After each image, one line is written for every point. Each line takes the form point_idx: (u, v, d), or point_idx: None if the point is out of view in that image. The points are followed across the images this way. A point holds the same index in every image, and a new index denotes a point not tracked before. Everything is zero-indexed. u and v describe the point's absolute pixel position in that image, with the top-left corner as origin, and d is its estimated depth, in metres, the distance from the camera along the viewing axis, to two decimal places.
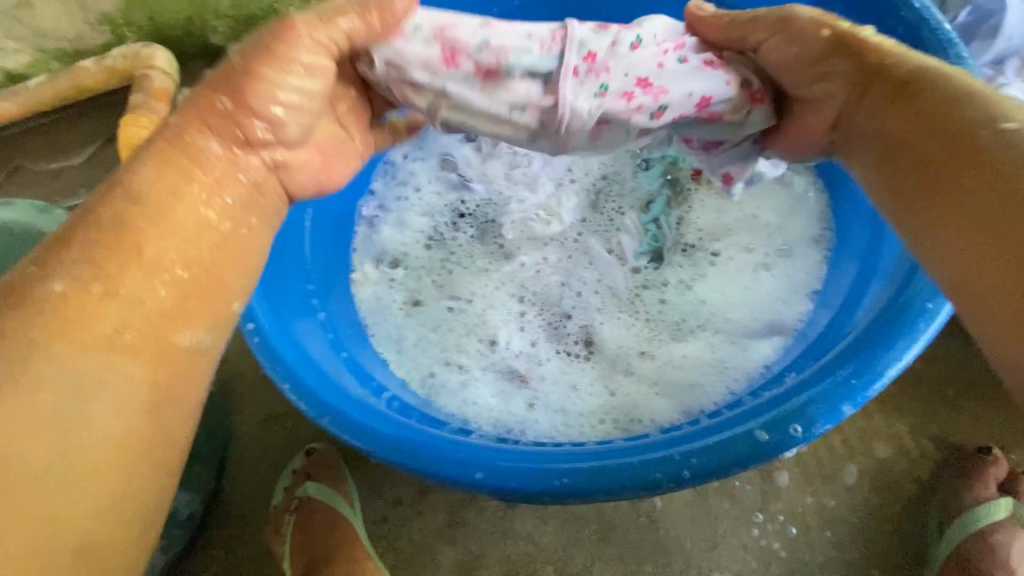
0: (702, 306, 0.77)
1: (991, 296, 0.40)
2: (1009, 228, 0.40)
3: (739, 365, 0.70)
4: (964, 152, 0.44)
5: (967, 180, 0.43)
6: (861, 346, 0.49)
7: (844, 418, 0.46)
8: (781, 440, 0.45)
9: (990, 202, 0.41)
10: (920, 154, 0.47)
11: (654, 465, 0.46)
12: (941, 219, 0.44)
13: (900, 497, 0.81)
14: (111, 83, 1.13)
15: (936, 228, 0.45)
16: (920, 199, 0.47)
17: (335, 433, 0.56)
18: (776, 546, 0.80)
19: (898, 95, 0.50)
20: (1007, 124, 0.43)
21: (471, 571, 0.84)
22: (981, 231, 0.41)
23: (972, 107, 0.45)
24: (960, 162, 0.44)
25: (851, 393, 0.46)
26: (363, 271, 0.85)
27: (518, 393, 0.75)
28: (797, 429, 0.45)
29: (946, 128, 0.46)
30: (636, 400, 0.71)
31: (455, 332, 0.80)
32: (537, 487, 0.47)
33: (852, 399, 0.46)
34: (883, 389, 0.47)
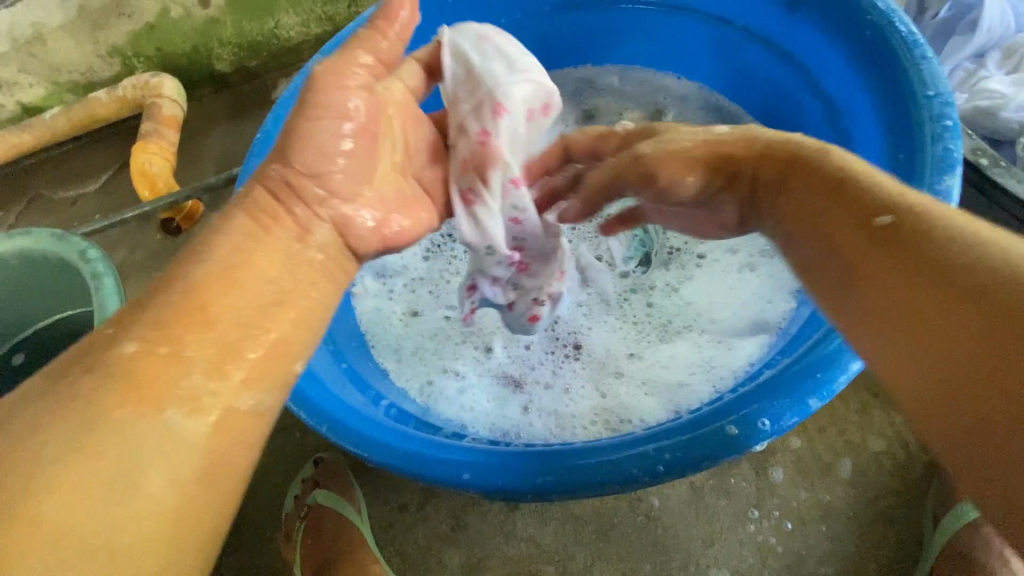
0: (689, 308, 0.79)
1: (932, 407, 0.36)
2: (943, 326, 0.36)
3: (725, 364, 0.72)
4: (871, 245, 0.42)
5: (879, 272, 0.41)
6: (829, 341, 0.51)
7: (811, 410, 0.49)
8: (751, 433, 0.48)
9: (906, 294, 0.39)
10: (837, 242, 0.45)
11: (630, 460, 0.49)
12: (868, 315, 0.42)
13: (892, 490, 0.82)
14: (123, 111, 1.19)
15: (874, 327, 0.41)
16: (850, 295, 0.44)
17: (335, 438, 0.59)
18: (773, 540, 0.82)
19: (787, 183, 0.51)
20: (886, 215, 0.42)
21: (475, 572, 0.86)
22: (918, 331, 0.38)
23: (861, 191, 0.45)
24: (867, 256, 0.42)
25: (818, 386, 0.49)
26: (362, 284, 0.89)
27: (512, 398, 0.78)
28: (766, 422, 0.48)
29: (844, 221, 0.45)
30: (626, 401, 0.73)
31: (452, 340, 0.83)
32: (519, 485, 0.50)
33: (819, 392, 0.49)
34: (848, 381, 0.49)
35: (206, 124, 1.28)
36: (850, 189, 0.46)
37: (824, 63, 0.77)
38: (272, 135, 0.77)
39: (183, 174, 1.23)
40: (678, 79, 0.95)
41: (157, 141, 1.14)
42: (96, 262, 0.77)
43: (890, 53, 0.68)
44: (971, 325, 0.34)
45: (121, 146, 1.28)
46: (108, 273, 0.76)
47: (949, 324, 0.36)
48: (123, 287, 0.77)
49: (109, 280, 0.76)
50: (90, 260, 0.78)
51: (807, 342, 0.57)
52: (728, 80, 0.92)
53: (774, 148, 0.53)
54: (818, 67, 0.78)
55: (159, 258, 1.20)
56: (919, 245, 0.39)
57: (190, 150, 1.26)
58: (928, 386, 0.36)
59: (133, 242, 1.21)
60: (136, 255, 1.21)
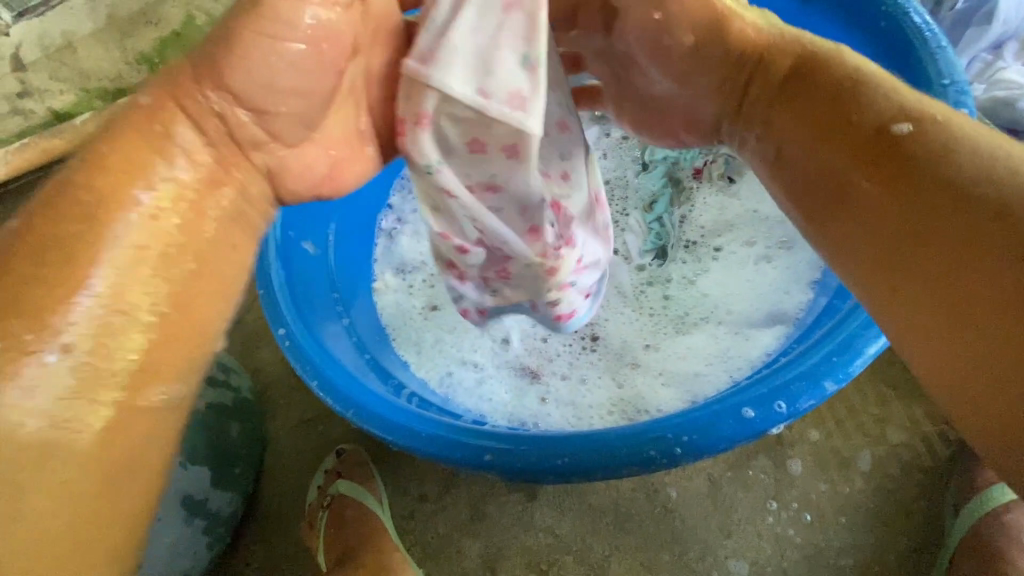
0: (705, 299, 0.80)
1: (917, 318, 0.38)
2: (939, 239, 0.38)
3: (741, 355, 0.73)
4: (875, 154, 0.43)
5: (873, 190, 0.42)
6: (847, 329, 0.52)
7: (826, 394, 0.49)
8: (767, 417, 0.49)
9: (901, 210, 0.40)
10: (830, 156, 0.46)
11: (647, 442, 0.50)
12: (856, 227, 0.43)
13: (915, 483, 0.82)
14: None
15: (863, 240, 0.42)
16: (839, 206, 0.45)
17: (359, 422, 0.61)
18: (791, 532, 0.82)
19: (780, 98, 0.50)
20: (903, 124, 0.42)
21: (494, 562, 0.88)
22: (912, 243, 0.39)
23: (863, 105, 0.45)
24: (866, 167, 0.43)
25: (834, 370, 0.50)
26: (383, 280, 0.91)
27: (530, 389, 0.79)
28: (782, 406, 0.49)
29: (851, 128, 0.45)
30: (643, 392, 0.74)
31: (471, 333, 0.85)
32: (539, 466, 0.52)
33: (835, 376, 0.50)
34: (864, 366, 0.50)
35: None
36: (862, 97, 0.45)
37: None
38: None
39: None
40: None
41: None
42: None
43: (905, 43, 0.68)
44: (964, 244, 0.37)
45: None
46: None
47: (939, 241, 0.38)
48: None
49: None
50: None
51: (820, 331, 0.59)
52: None
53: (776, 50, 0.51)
54: None
55: None
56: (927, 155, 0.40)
57: None
58: (912, 295, 0.38)
59: None
60: None
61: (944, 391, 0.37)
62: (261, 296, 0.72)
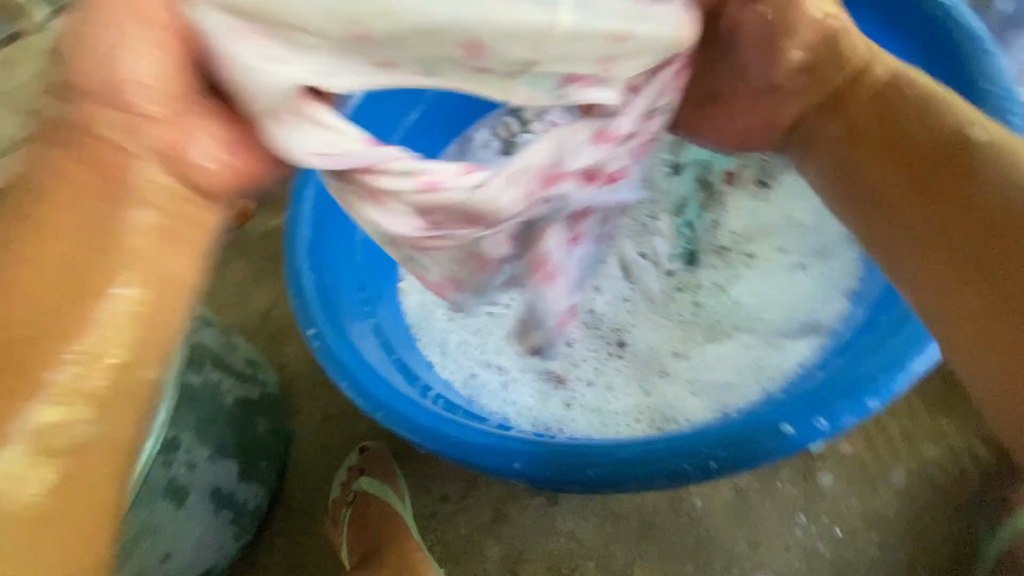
0: (736, 307, 0.78)
1: (964, 313, 0.46)
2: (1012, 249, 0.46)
3: (773, 365, 0.72)
4: (929, 173, 0.51)
5: (956, 209, 0.49)
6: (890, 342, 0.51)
7: (869, 412, 0.48)
8: (806, 433, 0.48)
9: (985, 209, 0.47)
10: (916, 162, 0.52)
11: (681, 456, 0.49)
12: (910, 232, 0.51)
13: (952, 501, 0.79)
14: None
15: (924, 247, 0.50)
16: (909, 205, 0.52)
17: (388, 422, 0.61)
18: (820, 546, 0.80)
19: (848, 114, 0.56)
20: (982, 137, 0.50)
21: (516, 563, 0.88)
22: (984, 250, 0.47)
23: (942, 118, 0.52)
24: (917, 184, 0.51)
25: (877, 388, 0.49)
26: (410, 280, 0.92)
27: (555, 393, 0.79)
28: (823, 423, 0.48)
29: (915, 144, 0.53)
30: (671, 399, 0.74)
31: (498, 334, 0.85)
32: (570, 476, 0.51)
33: (877, 394, 0.48)
34: (908, 383, 0.49)
35: None
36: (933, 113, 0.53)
37: None
38: None
39: None
40: None
41: None
42: None
43: (951, 46, 0.67)
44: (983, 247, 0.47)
45: None
46: None
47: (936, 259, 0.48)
48: None
49: None
50: None
51: (861, 346, 0.57)
52: None
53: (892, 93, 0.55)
54: None
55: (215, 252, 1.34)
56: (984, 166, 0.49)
57: None
58: (987, 301, 0.45)
59: None
60: None
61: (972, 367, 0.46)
62: (293, 296, 0.74)
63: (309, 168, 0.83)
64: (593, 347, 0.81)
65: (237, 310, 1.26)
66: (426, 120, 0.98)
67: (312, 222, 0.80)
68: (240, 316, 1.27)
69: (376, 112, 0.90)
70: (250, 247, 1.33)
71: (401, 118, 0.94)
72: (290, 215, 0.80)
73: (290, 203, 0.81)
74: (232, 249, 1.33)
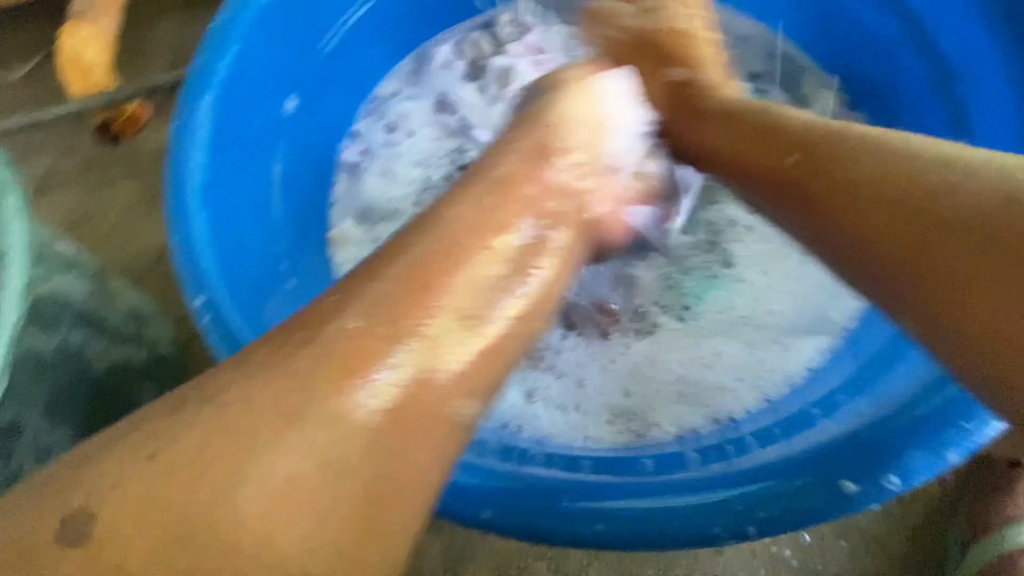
0: (735, 289, 0.68)
1: (992, 305, 0.37)
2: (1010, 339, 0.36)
3: (776, 368, 0.61)
4: (823, 187, 0.45)
5: (946, 250, 0.39)
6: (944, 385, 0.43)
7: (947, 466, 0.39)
8: (872, 491, 0.39)
9: (937, 235, 0.39)
10: (868, 203, 0.43)
11: (710, 514, 0.38)
12: (982, 255, 0.37)
13: (925, 500, 0.76)
14: None
15: (887, 274, 0.41)
16: (934, 254, 0.39)
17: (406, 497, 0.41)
18: (787, 553, 0.74)
19: (683, 103, 0.59)
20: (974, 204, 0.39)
21: (457, 564, 0.76)
22: (916, 235, 0.40)
23: (884, 144, 0.44)
24: (885, 206, 0.42)
25: (955, 440, 0.39)
26: (342, 229, 0.76)
27: (516, 384, 0.65)
28: (893, 480, 0.39)
29: (895, 187, 0.42)
30: (653, 400, 0.62)
31: (587, 404, 0.63)
32: (564, 530, 0.39)
33: (957, 446, 0.39)
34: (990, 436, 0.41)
35: (157, 12, 1.16)
36: (782, 118, 0.51)
37: (945, 22, 0.64)
38: (235, 22, 0.62)
39: (132, 70, 1.13)
40: (737, 16, 0.80)
41: (94, 23, 1.01)
42: None
43: None
44: (945, 241, 0.39)
45: (46, 29, 1.11)
46: (10, 186, 0.59)
47: (948, 245, 0.39)
48: (30, 206, 0.59)
49: (12, 196, 0.59)
50: None
51: (900, 386, 0.47)
52: (799, 23, 0.77)
53: (752, 114, 0.54)
54: (936, 27, 0.65)
55: (96, 169, 1.08)
56: (832, 143, 0.47)
57: (136, 43, 1.15)
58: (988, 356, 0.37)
59: (63, 147, 1.10)
60: (68, 164, 1.09)
61: (985, 325, 0.37)
62: (173, 244, 0.54)
63: (208, 64, 0.60)
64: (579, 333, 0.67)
65: (127, 243, 1.04)
66: (376, 22, 0.77)
67: (211, 141, 0.59)
68: (128, 252, 1.04)
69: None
70: (142, 164, 1.09)
71: (343, 12, 0.72)
72: (178, 128, 0.58)
73: (176, 109, 0.59)
74: (119, 165, 1.08)
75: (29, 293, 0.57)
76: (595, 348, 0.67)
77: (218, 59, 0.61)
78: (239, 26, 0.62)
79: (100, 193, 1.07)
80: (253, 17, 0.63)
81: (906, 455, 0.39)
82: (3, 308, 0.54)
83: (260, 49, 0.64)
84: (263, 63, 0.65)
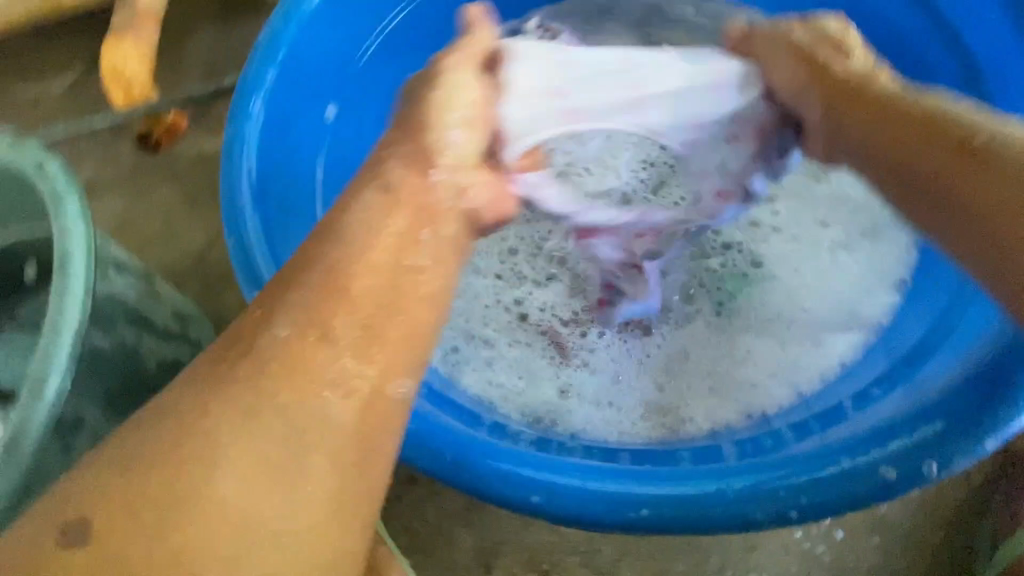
0: (767, 285, 0.68)
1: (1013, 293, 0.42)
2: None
3: (809, 362, 0.62)
4: (954, 168, 0.44)
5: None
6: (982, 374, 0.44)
7: (984, 454, 0.41)
8: (910, 478, 0.40)
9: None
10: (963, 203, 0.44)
11: (748, 500, 0.40)
12: None
13: (957, 499, 0.76)
14: None
15: (959, 233, 0.44)
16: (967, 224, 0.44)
17: (459, 484, 0.44)
18: (819, 549, 0.75)
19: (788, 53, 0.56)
20: None
21: (490, 557, 0.78)
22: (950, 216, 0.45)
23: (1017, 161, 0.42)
24: (925, 194, 0.46)
25: (994, 428, 0.41)
26: None
27: (549, 379, 0.67)
28: (930, 467, 0.40)
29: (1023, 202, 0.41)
30: (685, 394, 0.63)
31: (619, 399, 0.65)
32: (606, 515, 0.41)
33: (996, 434, 0.41)
34: None
35: (193, 25, 1.21)
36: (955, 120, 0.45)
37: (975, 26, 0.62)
38: (281, 36, 0.65)
39: (170, 81, 1.18)
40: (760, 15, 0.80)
41: (135, 39, 1.06)
42: (56, 178, 0.63)
43: None
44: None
45: (89, 44, 1.17)
46: (71, 194, 0.62)
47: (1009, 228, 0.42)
48: (89, 212, 0.63)
49: (73, 203, 0.62)
50: (49, 175, 0.63)
51: (937, 378, 0.48)
52: None
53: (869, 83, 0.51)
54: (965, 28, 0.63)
55: (137, 177, 1.13)
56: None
57: (173, 56, 1.19)
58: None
59: (106, 157, 1.15)
60: (111, 172, 1.14)
61: None
62: (230, 248, 0.58)
63: (257, 76, 0.64)
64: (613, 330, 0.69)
65: (168, 247, 1.08)
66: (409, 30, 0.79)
67: (260, 149, 0.63)
68: (169, 256, 1.09)
69: (346, 8, 0.71)
70: (181, 172, 1.13)
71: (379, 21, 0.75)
72: (230, 138, 0.62)
73: (227, 120, 0.62)
74: (159, 173, 1.13)
75: (92, 296, 0.60)
76: (625, 343, 0.68)
77: (265, 69, 0.64)
78: (284, 37, 0.65)
79: (142, 200, 1.12)
80: (295, 29, 0.66)
81: (944, 445, 0.41)
82: (70, 311, 0.57)
83: (304, 58, 0.68)
84: (304, 74, 0.68)
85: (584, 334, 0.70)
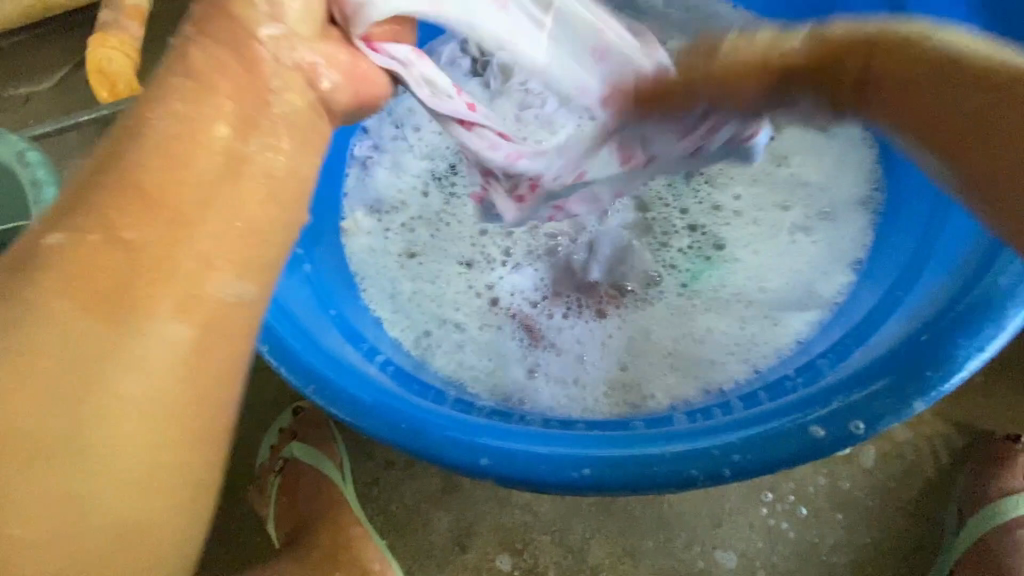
0: (730, 266, 0.70)
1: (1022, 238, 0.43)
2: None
3: (767, 340, 0.64)
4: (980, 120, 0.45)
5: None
6: (917, 341, 0.46)
7: (913, 415, 0.43)
8: (843, 438, 0.42)
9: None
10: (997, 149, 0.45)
11: (688, 460, 0.42)
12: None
13: (919, 476, 0.77)
14: None
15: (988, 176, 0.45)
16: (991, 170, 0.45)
17: (415, 451, 0.45)
18: (784, 525, 0.76)
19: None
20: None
21: (465, 537, 0.79)
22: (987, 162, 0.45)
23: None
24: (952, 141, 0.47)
25: (924, 390, 0.43)
26: (354, 219, 0.78)
27: (517, 359, 0.68)
28: (861, 427, 0.42)
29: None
30: (648, 373, 0.65)
31: (585, 378, 0.66)
32: (553, 477, 0.42)
33: (924, 396, 0.43)
34: (959, 384, 0.44)
35: (177, 20, 1.22)
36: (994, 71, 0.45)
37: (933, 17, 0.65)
38: None
39: (154, 75, 1.19)
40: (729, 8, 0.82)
41: (118, 33, 1.07)
42: (36, 167, 0.66)
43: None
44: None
45: (74, 39, 1.18)
46: (49, 182, 0.66)
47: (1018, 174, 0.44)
48: (66, 199, 0.66)
49: (50, 191, 0.65)
50: (29, 163, 0.66)
51: (880, 344, 0.50)
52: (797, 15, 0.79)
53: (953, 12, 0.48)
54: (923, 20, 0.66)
55: None
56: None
57: (158, 51, 1.21)
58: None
59: (91, 151, 1.16)
60: None
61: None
62: None
63: None
64: (581, 312, 0.71)
65: None
66: None
67: None
68: None
69: None
70: None
71: None
72: None
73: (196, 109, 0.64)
74: None
75: None
76: (590, 325, 0.70)
77: None
78: None
79: None
80: None
81: (874, 407, 0.43)
82: None
83: None
84: None
85: (552, 316, 0.72)
